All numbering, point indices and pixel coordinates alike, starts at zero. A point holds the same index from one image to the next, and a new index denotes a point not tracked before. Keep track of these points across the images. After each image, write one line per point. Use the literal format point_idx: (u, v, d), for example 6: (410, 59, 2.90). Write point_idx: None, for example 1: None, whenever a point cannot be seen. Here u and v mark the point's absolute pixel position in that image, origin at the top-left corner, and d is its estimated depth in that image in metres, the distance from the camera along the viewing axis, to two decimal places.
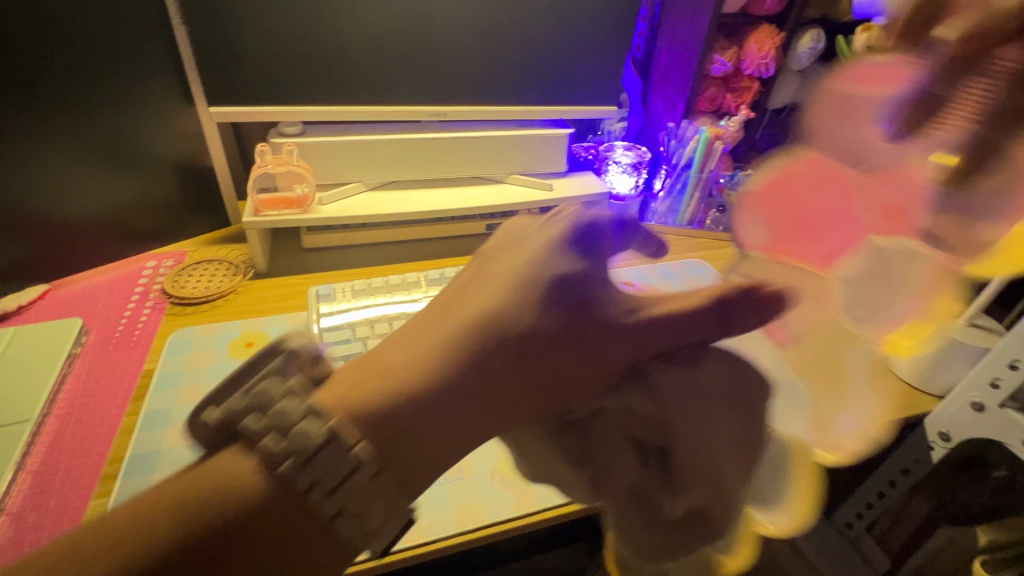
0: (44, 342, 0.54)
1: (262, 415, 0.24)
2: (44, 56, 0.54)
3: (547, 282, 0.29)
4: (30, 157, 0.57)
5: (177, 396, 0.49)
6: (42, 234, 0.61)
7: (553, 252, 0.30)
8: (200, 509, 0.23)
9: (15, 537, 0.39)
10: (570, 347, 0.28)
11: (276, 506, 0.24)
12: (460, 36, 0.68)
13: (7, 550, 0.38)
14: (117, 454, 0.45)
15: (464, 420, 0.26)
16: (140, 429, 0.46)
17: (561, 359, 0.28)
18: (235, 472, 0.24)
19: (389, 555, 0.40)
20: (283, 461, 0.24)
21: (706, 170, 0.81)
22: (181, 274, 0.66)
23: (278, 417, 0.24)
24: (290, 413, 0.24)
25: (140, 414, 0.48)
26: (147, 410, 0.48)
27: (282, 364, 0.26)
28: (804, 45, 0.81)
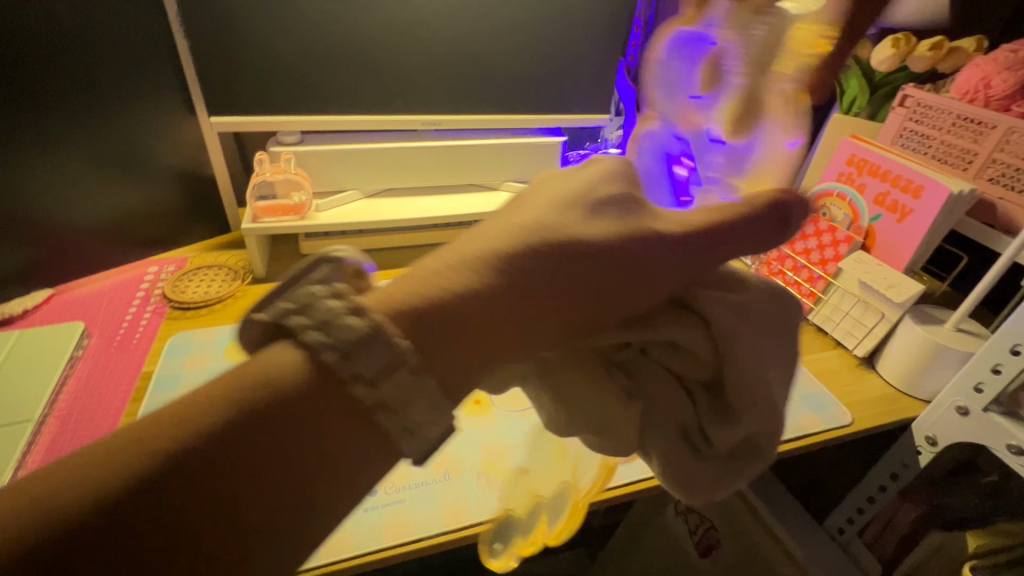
0: (47, 345, 0.56)
1: (307, 318, 0.22)
2: (51, 69, 0.56)
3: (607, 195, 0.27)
4: (38, 166, 0.59)
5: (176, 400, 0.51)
6: (47, 239, 0.63)
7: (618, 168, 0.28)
8: (230, 405, 0.21)
9: None
10: (630, 270, 0.26)
11: (325, 405, 0.21)
12: (454, 47, 0.69)
13: None
14: None
15: (515, 335, 0.24)
16: None
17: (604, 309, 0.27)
18: (280, 371, 0.21)
19: (377, 552, 0.41)
20: (322, 353, 0.21)
21: None
22: (182, 279, 0.68)
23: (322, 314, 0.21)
24: (337, 312, 0.22)
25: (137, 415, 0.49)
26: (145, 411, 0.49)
27: (329, 272, 0.22)
28: None
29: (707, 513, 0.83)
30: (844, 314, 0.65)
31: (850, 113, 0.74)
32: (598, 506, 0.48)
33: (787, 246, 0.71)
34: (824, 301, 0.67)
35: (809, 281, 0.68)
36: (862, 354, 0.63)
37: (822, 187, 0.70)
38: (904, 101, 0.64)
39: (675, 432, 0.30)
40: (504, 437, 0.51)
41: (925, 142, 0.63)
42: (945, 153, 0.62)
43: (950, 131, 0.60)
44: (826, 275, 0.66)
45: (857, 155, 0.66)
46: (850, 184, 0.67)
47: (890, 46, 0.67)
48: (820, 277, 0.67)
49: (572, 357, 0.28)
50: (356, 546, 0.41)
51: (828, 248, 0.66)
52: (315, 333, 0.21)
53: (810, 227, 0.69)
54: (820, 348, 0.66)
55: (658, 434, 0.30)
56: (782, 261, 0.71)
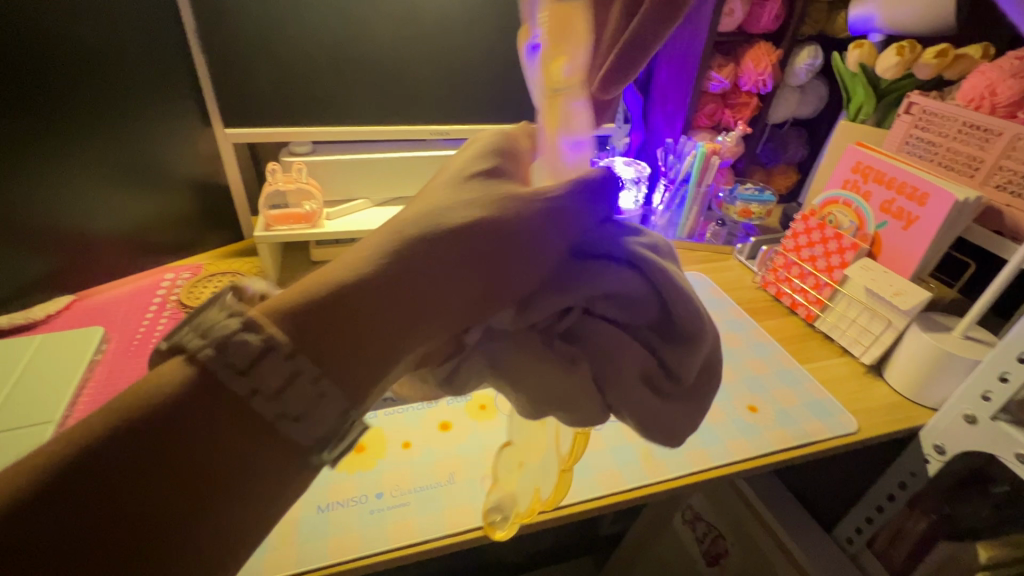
0: (68, 349, 0.58)
1: (196, 333, 0.22)
2: (78, 84, 0.58)
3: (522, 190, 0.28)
4: (60, 177, 0.61)
5: None
6: (71, 247, 0.65)
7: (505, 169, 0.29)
8: (118, 405, 0.20)
9: None
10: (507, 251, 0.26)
11: (212, 402, 0.21)
12: (462, 59, 0.71)
13: None
14: None
15: (450, 297, 0.25)
16: None
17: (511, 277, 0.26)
18: (159, 384, 0.21)
19: (381, 555, 0.42)
20: (205, 353, 0.21)
21: (704, 184, 0.82)
22: (197, 285, 0.70)
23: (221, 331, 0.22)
24: (231, 329, 0.22)
25: None
26: None
27: (226, 293, 0.23)
28: (802, 62, 0.83)
29: (714, 521, 0.83)
30: (851, 321, 0.64)
31: (856, 120, 0.75)
32: (601, 511, 0.48)
33: (794, 253, 0.71)
34: (830, 308, 0.66)
35: (815, 288, 0.68)
36: (868, 362, 0.63)
37: (827, 195, 0.70)
38: (910, 108, 0.64)
39: (633, 374, 0.29)
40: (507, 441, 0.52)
41: (932, 149, 0.63)
42: (951, 160, 0.61)
43: (957, 137, 0.60)
44: (833, 282, 0.66)
45: (863, 162, 0.66)
46: (856, 191, 0.67)
47: (895, 54, 0.66)
48: (826, 284, 0.67)
49: (513, 333, 0.28)
50: (361, 548, 0.42)
51: (834, 255, 0.66)
52: (213, 354, 0.21)
53: (816, 233, 0.68)
54: (828, 355, 0.66)
55: (620, 389, 0.29)
56: (788, 269, 0.72)
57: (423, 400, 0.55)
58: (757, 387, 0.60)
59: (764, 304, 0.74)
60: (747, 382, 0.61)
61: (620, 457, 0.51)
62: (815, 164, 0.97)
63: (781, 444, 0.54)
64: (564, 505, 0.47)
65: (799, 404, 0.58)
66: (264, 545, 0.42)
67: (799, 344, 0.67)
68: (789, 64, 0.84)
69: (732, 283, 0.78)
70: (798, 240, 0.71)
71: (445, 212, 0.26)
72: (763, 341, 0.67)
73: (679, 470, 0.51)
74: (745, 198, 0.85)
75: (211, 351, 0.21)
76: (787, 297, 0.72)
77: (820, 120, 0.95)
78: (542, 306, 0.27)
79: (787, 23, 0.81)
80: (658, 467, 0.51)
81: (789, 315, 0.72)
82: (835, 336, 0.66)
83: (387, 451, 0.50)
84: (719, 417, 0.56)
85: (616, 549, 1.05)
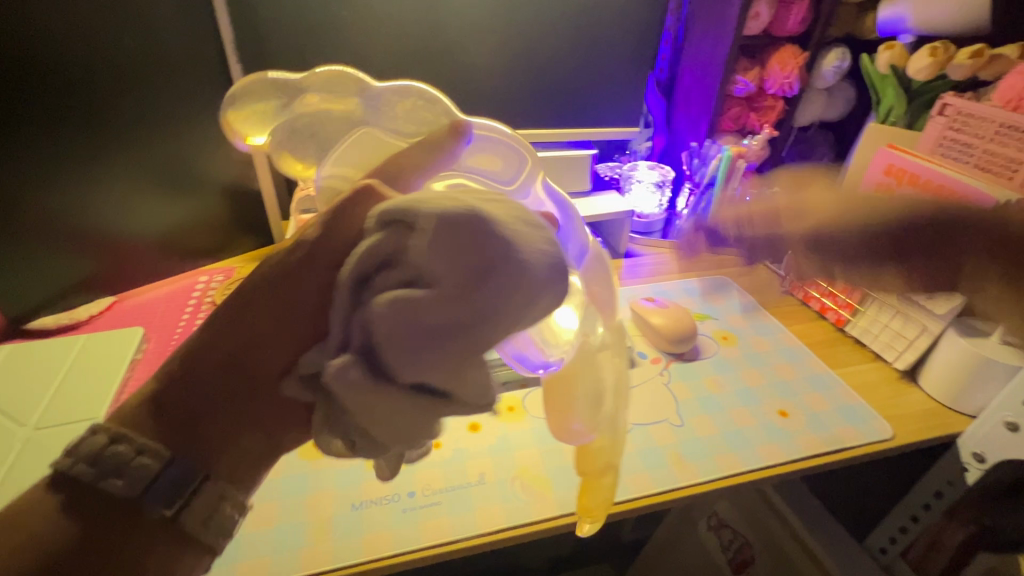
0: (109, 348, 0.60)
1: (75, 458, 0.25)
2: (121, 93, 0.60)
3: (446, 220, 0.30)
4: (104, 183, 0.63)
5: None
6: (111, 250, 0.67)
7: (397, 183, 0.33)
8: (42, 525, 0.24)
9: None
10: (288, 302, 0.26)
11: (115, 510, 0.25)
12: (488, 67, 0.73)
13: None
14: None
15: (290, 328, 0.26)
16: None
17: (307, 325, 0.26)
18: (49, 511, 0.25)
19: (414, 552, 0.43)
20: (89, 474, 0.25)
21: (730, 188, 0.82)
22: (231, 287, 0.72)
23: (115, 449, 0.25)
24: (102, 445, 0.25)
25: None
26: None
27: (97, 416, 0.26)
28: (829, 63, 0.82)
29: (740, 528, 0.82)
30: (884, 325, 0.64)
31: (886, 122, 0.73)
32: (632, 513, 0.48)
33: None
34: (862, 312, 0.67)
35: (844, 292, 0.68)
36: (901, 367, 0.62)
37: (857, 197, 0.69)
38: (943, 110, 0.64)
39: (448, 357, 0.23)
40: (536, 443, 0.52)
41: (967, 151, 0.62)
42: (988, 162, 0.60)
43: (993, 139, 0.59)
44: (864, 286, 0.66)
45: (895, 165, 0.66)
46: (888, 194, 0.66)
47: (927, 55, 0.67)
48: (856, 288, 0.67)
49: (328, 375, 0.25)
50: (395, 546, 0.43)
51: None
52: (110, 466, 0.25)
53: None
54: (860, 359, 0.65)
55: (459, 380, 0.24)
56: None
57: None
58: (787, 391, 0.59)
59: (792, 309, 0.73)
60: (777, 387, 0.60)
61: (651, 460, 0.51)
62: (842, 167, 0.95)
63: (813, 449, 0.53)
64: None
65: (831, 408, 0.57)
66: (300, 543, 0.43)
67: (830, 348, 0.66)
68: (816, 65, 0.83)
69: (759, 287, 0.77)
70: None
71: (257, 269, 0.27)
72: (792, 346, 0.66)
73: (710, 474, 0.50)
74: None
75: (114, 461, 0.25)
76: (816, 301, 0.72)
77: (847, 122, 0.93)
78: (352, 334, 0.23)
79: (813, 25, 0.80)
80: (689, 470, 0.51)
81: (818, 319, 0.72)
82: (867, 341, 0.65)
83: None
84: (750, 420, 0.56)
85: (637, 556, 1.03)
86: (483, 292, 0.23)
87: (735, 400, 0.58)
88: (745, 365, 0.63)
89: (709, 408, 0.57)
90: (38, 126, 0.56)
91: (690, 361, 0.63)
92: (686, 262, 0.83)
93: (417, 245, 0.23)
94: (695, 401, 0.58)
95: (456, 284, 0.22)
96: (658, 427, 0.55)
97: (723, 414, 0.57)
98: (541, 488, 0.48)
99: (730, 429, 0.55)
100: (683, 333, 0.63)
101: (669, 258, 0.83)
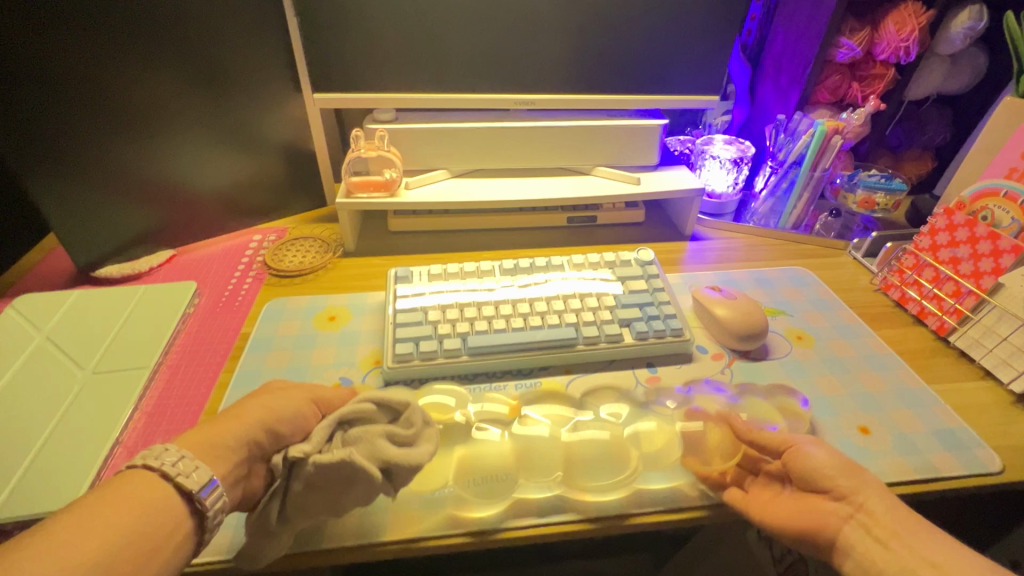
0: (163, 299, 0.61)
1: (167, 464, 0.33)
2: (184, 45, 0.61)
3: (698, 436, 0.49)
4: (169, 135, 0.64)
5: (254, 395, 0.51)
6: (170, 203, 0.68)
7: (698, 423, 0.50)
8: (115, 537, 0.29)
9: None
10: (340, 474, 0.37)
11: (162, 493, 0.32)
12: (553, 22, 0.66)
13: None
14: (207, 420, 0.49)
15: (309, 501, 0.38)
16: None
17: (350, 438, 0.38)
18: (138, 487, 0.32)
19: (444, 537, 0.41)
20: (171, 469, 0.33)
21: (820, 167, 0.71)
22: (281, 248, 0.72)
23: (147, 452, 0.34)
24: (170, 457, 0.33)
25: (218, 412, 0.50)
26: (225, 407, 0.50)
27: (178, 456, 0.34)
28: (959, 25, 0.69)
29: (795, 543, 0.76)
30: (1001, 339, 0.54)
31: None
32: (679, 524, 0.44)
33: (929, 252, 0.61)
34: (972, 321, 0.56)
35: (953, 296, 0.58)
36: (1019, 390, 0.52)
37: (982, 186, 0.59)
38: None
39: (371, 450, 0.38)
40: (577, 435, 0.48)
41: None
42: None
43: None
44: (978, 291, 0.56)
45: None
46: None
47: None
48: (969, 292, 0.57)
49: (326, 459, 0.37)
50: (428, 393, 0.52)
51: (985, 258, 0.56)
52: (179, 475, 0.33)
53: (962, 231, 0.58)
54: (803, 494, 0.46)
55: (378, 483, 0.38)
56: (919, 271, 0.62)
57: (493, 381, 0.54)
58: (869, 404, 0.51)
59: (885, 310, 0.63)
60: (859, 399, 0.52)
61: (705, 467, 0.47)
62: (959, 151, 0.82)
63: (902, 476, 0.45)
64: (639, 514, 0.43)
65: (924, 432, 0.49)
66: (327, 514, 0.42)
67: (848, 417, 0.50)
68: (940, 28, 0.71)
69: (844, 283, 0.68)
70: (937, 239, 0.60)
71: (330, 421, 0.39)
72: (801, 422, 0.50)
73: None
74: (868, 186, 0.74)
75: (152, 460, 0.33)
76: (914, 304, 0.62)
77: (971, 98, 0.80)
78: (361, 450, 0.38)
79: None
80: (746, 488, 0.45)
81: (915, 325, 0.61)
82: (974, 356, 0.56)
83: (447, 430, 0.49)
84: (919, 384, 0.54)
85: (676, 554, 0.99)
86: (399, 471, 0.38)
87: (896, 401, 0.52)
88: (872, 333, 0.60)
89: (836, 370, 0.55)
90: (108, 74, 0.57)
91: (756, 361, 0.56)
92: (760, 250, 0.74)
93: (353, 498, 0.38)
94: (814, 337, 0.59)
95: (396, 443, 0.39)
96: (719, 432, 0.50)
97: (850, 379, 0.54)
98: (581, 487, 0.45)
99: (817, 395, 0.52)
100: (751, 330, 0.56)
101: (740, 244, 0.75)
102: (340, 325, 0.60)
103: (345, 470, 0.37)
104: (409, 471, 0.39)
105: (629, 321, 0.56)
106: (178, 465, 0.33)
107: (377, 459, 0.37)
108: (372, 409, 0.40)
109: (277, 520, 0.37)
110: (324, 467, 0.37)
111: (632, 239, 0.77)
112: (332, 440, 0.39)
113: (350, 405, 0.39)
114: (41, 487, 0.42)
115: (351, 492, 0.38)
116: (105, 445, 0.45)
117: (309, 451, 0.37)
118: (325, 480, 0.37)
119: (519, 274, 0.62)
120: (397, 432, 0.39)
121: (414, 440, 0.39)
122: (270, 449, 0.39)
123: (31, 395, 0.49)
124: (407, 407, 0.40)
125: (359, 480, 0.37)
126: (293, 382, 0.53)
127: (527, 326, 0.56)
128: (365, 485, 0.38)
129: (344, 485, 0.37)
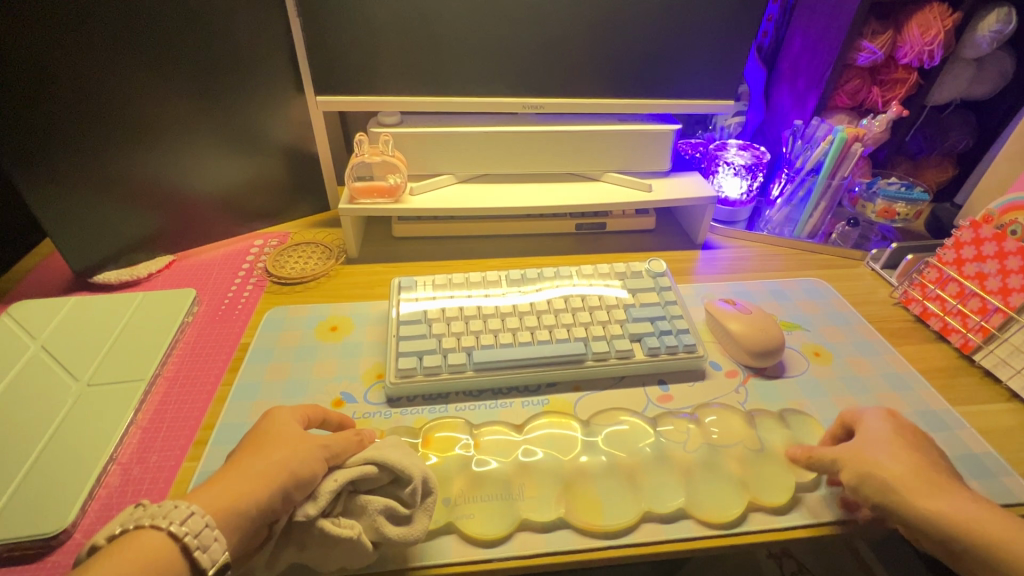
0: (161, 307, 0.59)
1: (192, 534, 0.31)
2: (184, 42, 0.59)
3: (708, 461, 0.47)
4: (169, 136, 0.63)
5: (252, 410, 0.50)
6: (169, 207, 0.67)
7: (706, 446, 0.48)
8: None
9: (103, 513, 0.42)
10: (336, 547, 0.37)
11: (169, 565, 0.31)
12: (562, 24, 0.64)
13: (97, 523, 0.41)
14: (203, 435, 0.48)
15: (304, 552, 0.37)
16: (215, 440, 0.47)
17: (353, 504, 0.39)
18: (154, 551, 0.30)
19: (446, 566, 0.40)
20: (192, 541, 0.31)
21: (839, 175, 0.69)
22: (283, 254, 0.70)
23: (167, 513, 0.32)
24: (196, 528, 0.32)
25: (215, 428, 0.48)
26: (223, 422, 0.48)
27: (204, 525, 0.32)
28: (986, 28, 0.67)
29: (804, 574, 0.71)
30: None
31: None
32: (691, 553, 0.42)
33: (953, 267, 0.59)
34: (999, 339, 0.54)
35: (979, 313, 0.56)
36: None
37: (1008, 200, 0.57)
38: None
39: (367, 523, 0.39)
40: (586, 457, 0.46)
41: None
42: None
43: None
44: (1006, 308, 0.54)
45: None
46: None
47: None
48: (995, 310, 0.55)
49: (326, 531, 0.37)
50: (429, 417, 0.50)
51: (1013, 275, 0.54)
52: (196, 549, 0.31)
53: (990, 246, 0.56)
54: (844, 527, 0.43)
55: (366, 558, 0.38)
56: (942, 285, 0.60)
57: (498, 398, 0.52)
58: None
59: (905, 325, 0.61)
60: None
61: (719, 491, 0.45)
62: (983, 158, 0.80)
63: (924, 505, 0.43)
64: (650, 543, 0.41)
65: (948, 456, 0.47)
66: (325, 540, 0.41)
67: None
68: (966, 32, 0.68)
69: (863, 295, 0.65)
70: (962, 252, 0.59)
71: (339, 482, 0.38)
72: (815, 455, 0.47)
73: (790, 521, 0.43)
74: (888, 195, 0.71)
75: (171, 526, 0.31)
76: (936, 320, 0.59)
77: (995, 103, 0.77)
78: (363, 520, 0.39)
79: None
80: (763, 516, 0.43)
81: (937, 341, 0.59)
82: (1002, 376, 0.53)
83: (451, 450, 0.47)
84: (941, 404, 0.51)
85: None
86: (391, 546, 0.39)
87: (918, 423, 0.50)
88: (892, 349, 0.58)
89: (855, 389, 0.53)
90: (106, 73, 0.55)
91: (771, 378, 0.54)
92: (775, 260, 0.71)
93: (336, 570, 0.39)
94: (832, 352, 0.57)
95: (392, 517, 0.39)
96: (734, 454, 0.48)
97: (869, 399, 0.52)
98: (590, 512, 0.43)
99: (832, 417, 0.50)
100: (767, 346, 0.54)
101: (754, 253, 0.73)
102: (342, 336, 0.58)
103: (341, 543, 0.37)
104: (399, 546, 0.39)
105: (640, 336, 0.54)
106: (197, 536, 0.31)
107: (373, 533, 0.38)
108: (376, 474, 0.40)
109: (261, 568, 0.37)
110: (323, 539, 0.37)
111: (643, 247, 0.75)
112: (336, 502, 0.39)
113: (357, 470, 0.39)
114: (28, 507, 0.40)
115: (337, 563, 0.38)
116: (99, 462, 0.44)
117: (315, 514, 0.37)
118: (316, 550, 0.37)
119: (526, 284, 0.60)
120: (398, 508, 0.39)
121: (412, 510, 0.39)
122: (279, 508, 0.36)
123: (23, 408, 0.47)
124: (413, 480, 0.39)
125: (348, 556, 0.38)
126: (293, 396, 0.51)
127: (534, 340, 0.54)
128: (353, 561, 0.38)
129: (333, 558, 0.38)
